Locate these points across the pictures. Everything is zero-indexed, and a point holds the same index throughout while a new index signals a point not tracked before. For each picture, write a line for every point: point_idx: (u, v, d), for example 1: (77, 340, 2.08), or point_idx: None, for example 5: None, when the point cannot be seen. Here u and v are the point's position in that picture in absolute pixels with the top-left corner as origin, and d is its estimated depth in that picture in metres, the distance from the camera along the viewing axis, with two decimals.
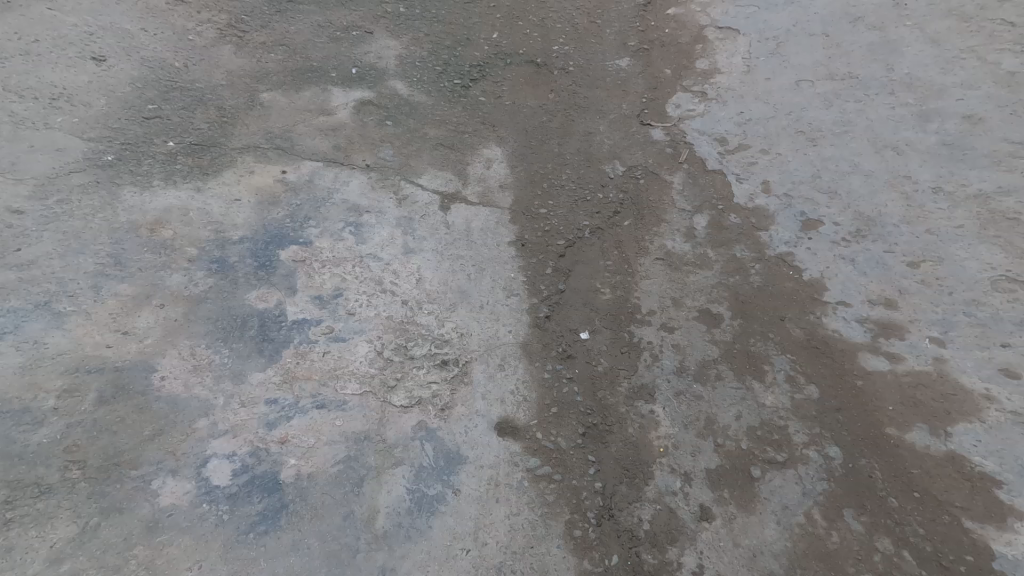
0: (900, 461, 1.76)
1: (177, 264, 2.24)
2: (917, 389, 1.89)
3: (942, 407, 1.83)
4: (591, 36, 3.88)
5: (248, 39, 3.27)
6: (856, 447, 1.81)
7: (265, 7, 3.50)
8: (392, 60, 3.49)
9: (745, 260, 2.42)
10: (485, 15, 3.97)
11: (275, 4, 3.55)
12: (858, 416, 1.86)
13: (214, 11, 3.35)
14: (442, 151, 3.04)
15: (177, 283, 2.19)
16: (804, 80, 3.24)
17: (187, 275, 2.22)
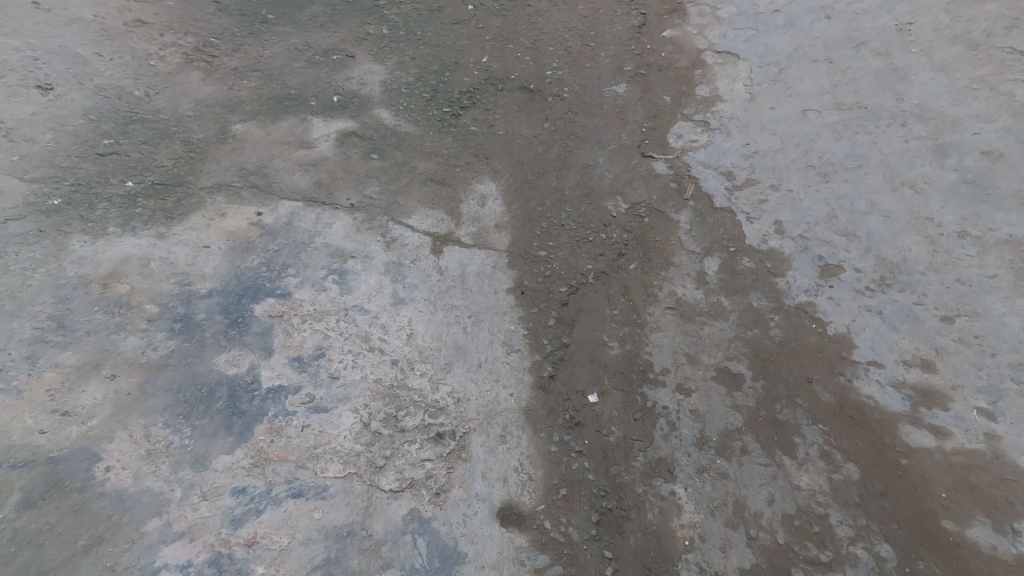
0: (965, 565, 1.57)
1: (134, 326, 1.96)
2: (971, 472, 1.72)
3: (1003, 497, 1.65)
4: (586, 59, 3.73)
5: (217, 64, 3.03)
6: (911, 545, 1.62)
7: (236, 29, 3.26)
8: (376, 87, 3.29)
9: (763, 310, 2.27)
10: (473, 37, 3.80)
11: (246, 24, 3.31)
12: (909, 506, 1.68)
13: (179, 34, 3.10)
14: (432, 186, 2.84)
15: (131, 348, 1.92)
16: (810, 109, 3.01)
17: (145, 338, 1.95)
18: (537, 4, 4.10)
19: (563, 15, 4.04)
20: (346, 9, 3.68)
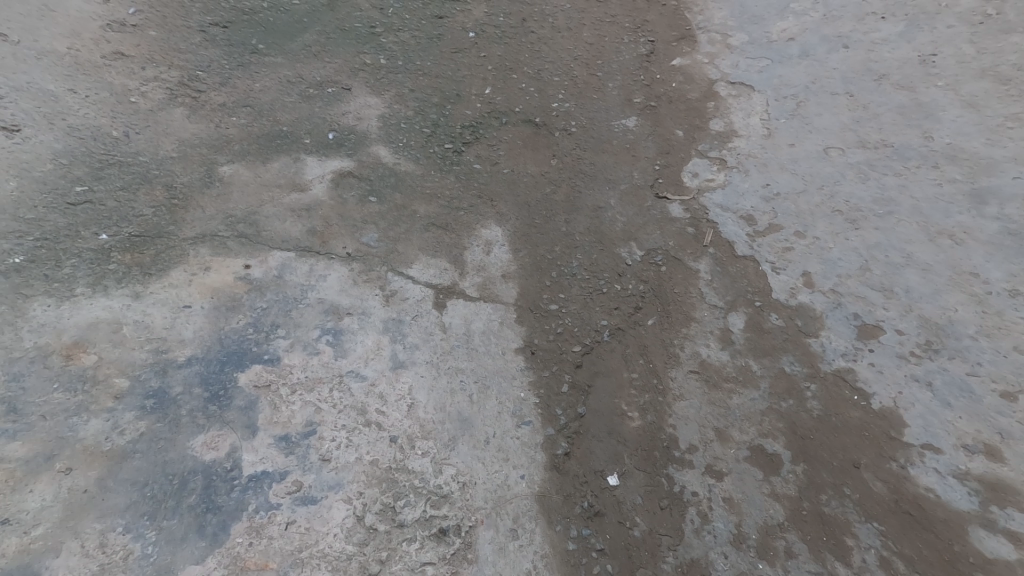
0: None
1: (99, 407, 1.75)
2: None
3: None
4: (592, 90, 3.57)
5: (203, 99, 2.87)
6: None
7: (224, 61, 3.11)
8: (373, 122, 3.13)
9: (797, 377, 2.08)
10: (474, 67, 3.65)
11: (236, 56, 3.16)
12: None
13: (162, 66, 2.95)
14: (434, 232, 2.67)
15: (93, 434, 1.71)
16: (832, 147, 2.80)
17: (110, 420, 1.74)
18: (540, 31, 3.96)
19: (568, 42, 3.90)
20: (340, 37, 3.53)
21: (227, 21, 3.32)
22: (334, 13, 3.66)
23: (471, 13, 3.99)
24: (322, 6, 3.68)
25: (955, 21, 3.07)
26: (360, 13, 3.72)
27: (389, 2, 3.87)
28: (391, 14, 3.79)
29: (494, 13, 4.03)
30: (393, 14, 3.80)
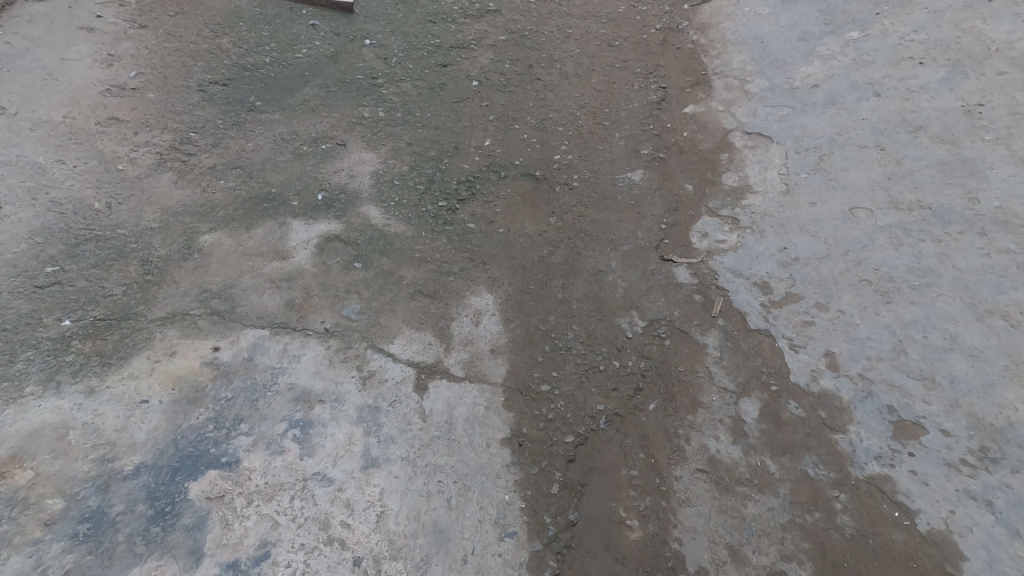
0: None
1: (27, 538, 1.64)
2: None
3: None
4: (598, 140, 3.43)
5: (193, 163, 2.75)
6: None
7: (220, 120, 3.00)
8: (366, 179, 2.98)
9: (822, 483, 1.81)
10: (476, 117, 3.52)
11: (232, 114, 3.06)
12: None
13: (155, 130, 2.87)
14: (421, 301, 2.50)
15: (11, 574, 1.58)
16: (859, 208, 2.70)
17: (35, 555, 1.62)
18: (547, 78, 3.87)
19: (575, 89, 3.80)
20: (341, 90, 3.43)
21: (228, 79, 3.23)
22: (337, 65, 3.58)
23: (476, 60, 3.92)
24: (326, 58, 3.60)
25: (1006, 66, 3.03)
26: (363, 64, 3.65)
27: (393, 52, 3.80)
28: (394, 65, 3.73)
29: (500, 60, 3.95)
30: (396, 64, 3.73)
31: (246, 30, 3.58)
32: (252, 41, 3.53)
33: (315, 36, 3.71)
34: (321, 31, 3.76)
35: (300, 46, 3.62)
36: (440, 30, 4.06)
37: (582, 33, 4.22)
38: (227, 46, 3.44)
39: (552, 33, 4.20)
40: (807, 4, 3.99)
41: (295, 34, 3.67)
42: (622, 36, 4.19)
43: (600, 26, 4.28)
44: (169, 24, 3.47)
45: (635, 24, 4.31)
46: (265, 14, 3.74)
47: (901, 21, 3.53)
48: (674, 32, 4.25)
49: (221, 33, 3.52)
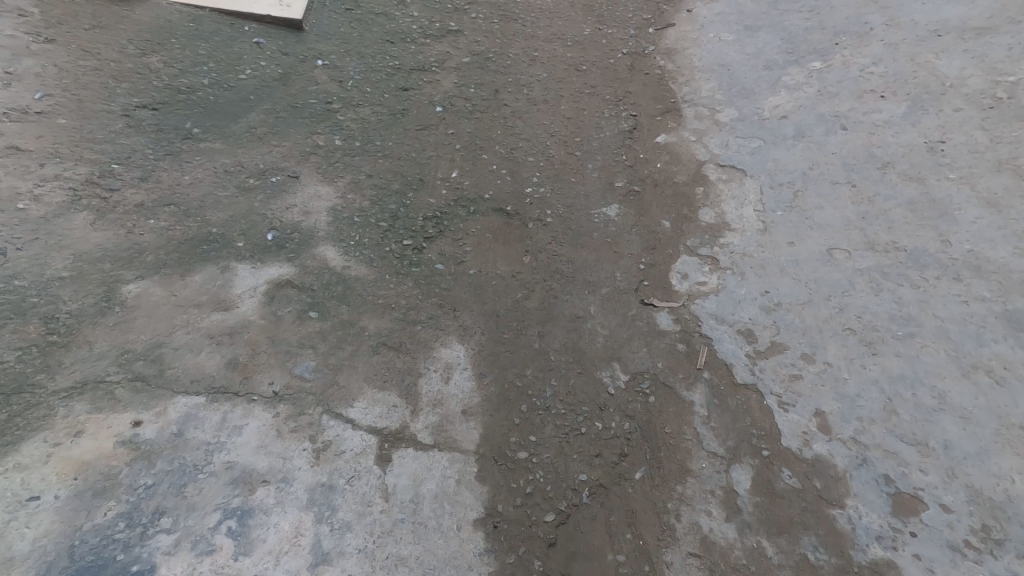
0: None
1: None
2: None
3: None
4: (571, 172, 3.29)
5: (116, 200, 2.43)
6: None
7: (151, 150, 2.69)
8: (322, 216, 2.75)
9: (824, 569, 1.72)
10: (440, 145, 3.33)
11: (164, 142, 2.75)
12: None
13: (68, 162, 2.51)
14: (383, 355, 2.26)
15: None
16: (837, 249, 2.64)
17: None
18: (514, 104, 3.72)
19: (544, 116, 3.65)
20: (291, 116, 3.18)
21: (158, 102, 2.93)
22: (286, 88, 3.33)
23: (439, 84, 3.75)
24: (273, 80, 3.35)
25: (963, 103, 3.11)
26: (316, 87, 3.41)
27: (348, 74, 3.59)
28: (351, 88, 3.51)
29: (464, 84, 3.79)
30: (352, 88, 3.51)
31: (180, 48, 3.28)
32: (187, 60, 3.23)
33: (261, 56, 3.46)
34: (267, 51, 3.50)
35: (244, 66, 3.35)
36: (399, 51, 3.87)
37: (548, 57, 4.12)
38: (157, 65, 3.12)
39: (518, 57, 4.08)
40: (769, 32, 4.04)
41: (237, 53, 3.40)
42: (589, 62, 4.11)
43: (566, 50, 4.20)
44: (84, 39, 3.11)
45: (601, 49, 4.23)
46: (201, 31, 3.44)
47: (860, 53, 3.60)
48: (641, 57, 4.18)
49: (150, 50, 3.20)
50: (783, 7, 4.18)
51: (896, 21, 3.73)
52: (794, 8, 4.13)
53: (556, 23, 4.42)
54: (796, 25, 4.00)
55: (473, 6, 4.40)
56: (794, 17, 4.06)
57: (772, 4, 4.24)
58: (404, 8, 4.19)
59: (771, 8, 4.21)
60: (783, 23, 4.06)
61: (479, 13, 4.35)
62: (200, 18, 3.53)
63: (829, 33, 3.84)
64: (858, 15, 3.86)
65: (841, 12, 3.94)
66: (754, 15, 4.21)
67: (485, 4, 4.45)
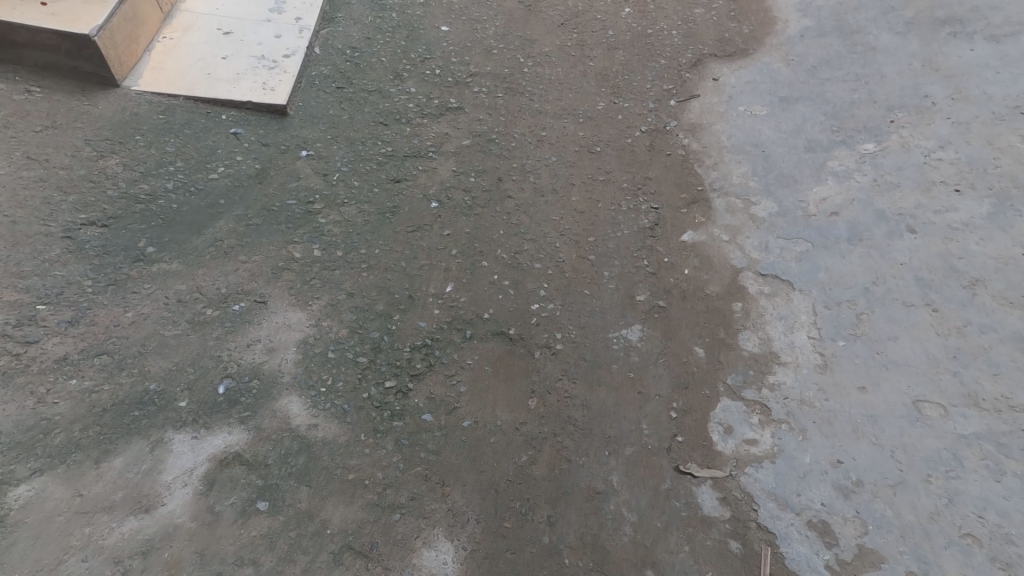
0: None
1: None
2: None
3: None
4: (584, 282, 2.88)
5: (32, 357, 2.07)
6: None
7: (91, 283, 2.34)
8: (289, 352, 2.36)
9: None
10: (434, 249, 2.99)
11: (110, 269, 2.42)
12: None
13: None
14: (347, 568, 1.81)
15: None
16: (926, 401, 2.10)
17: None
18: (519, 195, 3.34)
19: (552, 209, 3.27)
20: (264, 223, 2.87)
21: (108, 217, 2.61)
22: (263, 187, 3.03)
23: (436, 172, 3.40)
24: (249, 178, 3.05)
25: None
26: (297, 183, 3.13)
27: (335, 165, 3.29)
28: (336, 182, 3.21)
29: (464, 172, 3.43)
30: (338, 182, 3.22)
31: (144, 146, 2.98)
32: (151, 159, 2.93)
33: (236, 148, 3.15)
34: (244, 141, 3.20)
35: (216, 162, 3.04)
36: (393, 134, 3.57)
37: (557, 136, 3.75)
38: (115, 168, 2.83)
39: (523, 137, 3.72)
40: (808, 105, 3.74)
41: (210, 146, 3.09)
42: (603, 141, 3.72)
43: (577, 127, 3.83)
44: (32, 144, 2.83)
45: (617, 126, 3.84)
46: (171, 122, 3.14)
47: (920, 133, 3.21)
48: (661, 135, 3.78)
49: (109, 150, 2.91)
50: (824, 75, 3.91)
51: (963, 93, 3.38)
52: (837, 76, 3.86)
53: (566, 95, 4.08)
54: (841, 96, 3.71)
55: (476, 78, 4.09)
56: (838, 86, 3.78)
57: (810, 72, 3.98)
58: (400, 84, 3.89)
59: (810, 76, 3.95)
60: (825, 94, 3.77)
61: (482, 86, 4.03)
62: (172, 107, 3.22)
63: (881, 107, 3.51)
64: (916, 86, 3.54)
65: (893, 82, 3.64)
66: (790, 84, 3.95)
67: (489, 75, 4.14)
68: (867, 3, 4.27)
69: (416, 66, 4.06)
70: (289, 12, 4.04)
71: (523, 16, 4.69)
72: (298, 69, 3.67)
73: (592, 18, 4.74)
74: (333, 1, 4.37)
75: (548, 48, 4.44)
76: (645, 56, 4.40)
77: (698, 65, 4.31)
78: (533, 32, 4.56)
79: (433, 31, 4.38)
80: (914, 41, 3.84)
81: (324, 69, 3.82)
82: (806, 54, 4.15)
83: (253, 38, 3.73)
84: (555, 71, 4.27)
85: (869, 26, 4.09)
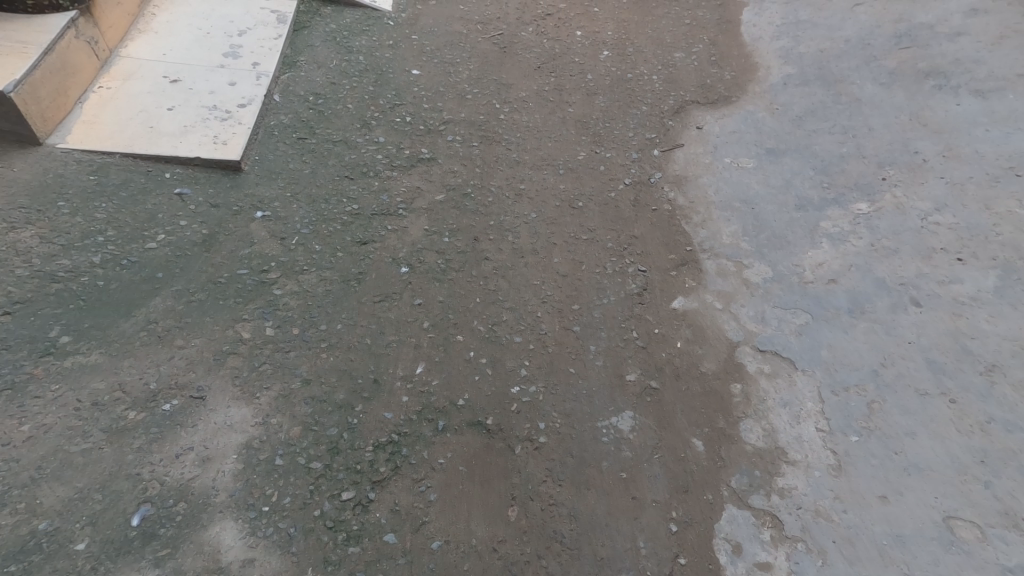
0: None
1: None
2: None
3: None
4: (569, 358, 2.63)
5: None
6: None
7: None
8: (228, 462, 2.08)
9: None
10: (403, 322, 2.70)
11: (9, 367, 2.17)
12: None
13: None
14: None
15: None
16: (956, 518, 1.96)
17: None
18: (496, 256, 3.09)
19: (533, 272, 3.03)
20: (210, 300, 2.57)
21: (15, 302, 2.36)
22: (209, 255, 2.75)
23: (407, 232, 3.14)
24: (194, 245, 2.78)
25: None
26: (249, 250, 2.84)
27: (293, 227, 3.01)
28: (295, 246, 2.92)
29: (436, 231, 3.18)
30: (297, 246, 2.92)
31: (67, 213, 2.74)
32: (75, 230, 2.68)
33: (180, 212, 2.91)
34: (190, 203, 2.96)
35: (155, 228, 2.79)
36: (360, 189, 3.31)
37: (537, 189, 3.53)
38: (30, 242, 2.59)
39: (501, 190, 3.49)
40: (796, 158, 3.65)
41: (149, 212, 2.85)
42: (585, 194, 3.52)
43: (557, 179, 3.61)
44: None
45: (599, 178, 3.65)
46: (104, 185, 2.91)
47: (914, 193, 3.16)
48: (646, 188, 3.59)
49: (24, 220, 2.66)
50: (810, 126, 3.85)
51: (954, 151, 3.36)
52: (823, 128, 3.80)
53: (544, 144, 3.87)
54: (829, 149, 3.64)
55: (449, 125, 3.88)
56: (825, 138, 3.72)
57: (796, 122, 3.91)
58: (368, 133, 3.67)
59: (796, 127, 3.88)
60: (813, 146, 3.69)
61: (456, 134, 3.83)
62: (106, 166, 3.00)
63: (872, 162, 3.45)
64: (906, 141, 3.51)
65: (882, 136, 3.60)
66: (776, 134, 3.87)
67: (463, 122, 3.93)
68: (848, 51, 4.32)
69: (385, 113, 3.84)
70: (245, 57, 3.85)
71: (498, 59, 4.55)
72: (254, 119, 3.46)
73: (569, 61, 4.62)
74: (294, 44, 4.18)
75: (525, 94, 4.28)
76: (626, 103, 4.27)
77: (681, 112, 4.19)
78: (509, 76, 4.41)
79: (403, 75, 4.19)
80: (899, 94, 3.85)
81: (284, 118, 3.61)
82: (790, 103, 4.09)
83: (204, 87, 3.54)
84: (533, 117, 4.08)
85: (852, 75, 4.12)
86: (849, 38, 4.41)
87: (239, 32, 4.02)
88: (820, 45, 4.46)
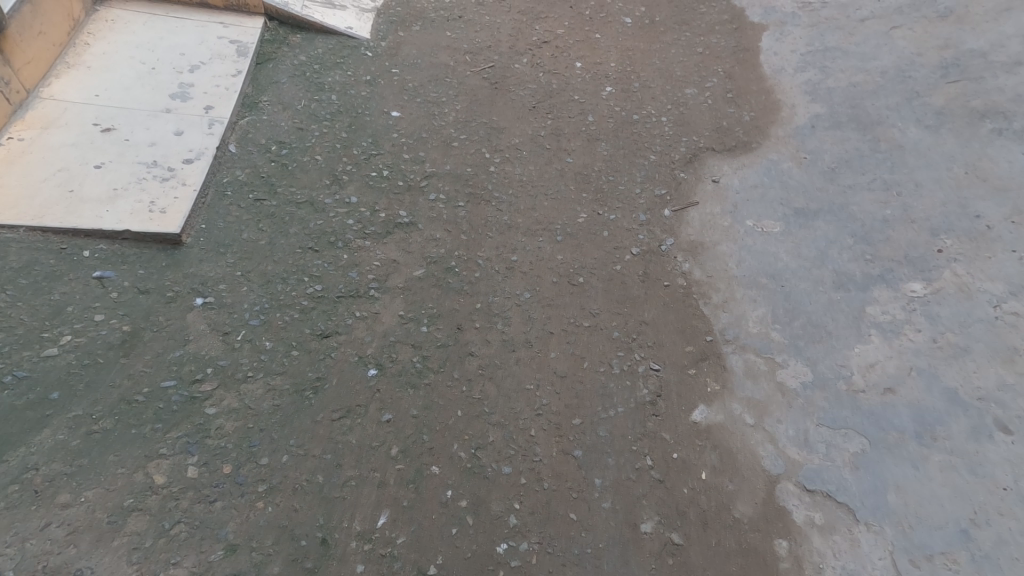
0: None
1: None
2: None
3: None
4: (570, 499, 2.12)
5: None
6: None
7: None
8: None
9: None
10: (366, 448, 2.17)
11: None
12: None
13: None
14: None
15: None
16: None
17: None
18: (482, 350, 2.58)
19: (526, 371, 2.52)
20: (122, 427, 2.05)
21: None
22: (128, 363, 2.23)
23: (377, 320, 2.62)
24: (111, 347, 2.26)
25: None
26: (181, 351, 2.31)
27: (240, 316, 2.50)
28: (240, 344, 2.40)
29: (413, 318, 2.66)
30: (244, 343, 2.40)
31: None
32: None
33: (98, 302, 2.40)
34: (113, 289, 2.46)
35: (60, 326, 2.29)
36: (324, 264, 2.80)
37: (531, 261, 3.02)
38: None
39: (489, 263, 2.98)
40: (831, 221, 3.15)
41: (57, 304, 2.36)
42: (587, 267, 3.02)
43: (555, 247, 3.11)
44: None
45: (603, 246, 3.14)
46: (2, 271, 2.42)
47: (979, 271, 2.70)
48: (657, 256, 3.10)
49: None
50: (845, 180, 3.35)
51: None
52: (861, 183, 3.30)
53: (540, 202, 3.38)
54: (870, 211, 3.14)
55: (431, 180, 3.39)
56: (865, 197, 3.22)
57: (828, 176, 3.42)
58: (337, 192, 3.17)
59: (829, 181, 3.38)
60: (850, 206, 3.20)
61: (439, 190, 3.33)
62: (7, 244, 2.51)
63: (923, 229, 2.96)
64: (963, 202, 3.02)
65: (932, 195, 3.10)
66: (805, 190, 3.37)
67: (448, 175, 3.44)
68: (885, 86, 3.83)
69: (357, 165, 3.35)
70: (196, 99, 3.38)
71: (488, 97, 4.08)
72: (202, 178, 2.98)
73: (568, 99, 4.14)
74: (257, 80, 3.70)
75: (518, 139, 3.79)
76: (633, 150, 3.77)
77: (694, 161, 3.69)
78: (501, 118, 3.93)
79: (381, 117, 3.71)
80: (949, 141, 3.35)
81: (238, 174, 3.12)
82: (819, 150, 3.60)
83: (144, 138, 3.07)
84: (527, 169, 3.60)
85: (891, 116, 3.62)
86: (885, 70, 3.92)
87: (191, 68, 3.56)
88: (850, 78, 3.98)
